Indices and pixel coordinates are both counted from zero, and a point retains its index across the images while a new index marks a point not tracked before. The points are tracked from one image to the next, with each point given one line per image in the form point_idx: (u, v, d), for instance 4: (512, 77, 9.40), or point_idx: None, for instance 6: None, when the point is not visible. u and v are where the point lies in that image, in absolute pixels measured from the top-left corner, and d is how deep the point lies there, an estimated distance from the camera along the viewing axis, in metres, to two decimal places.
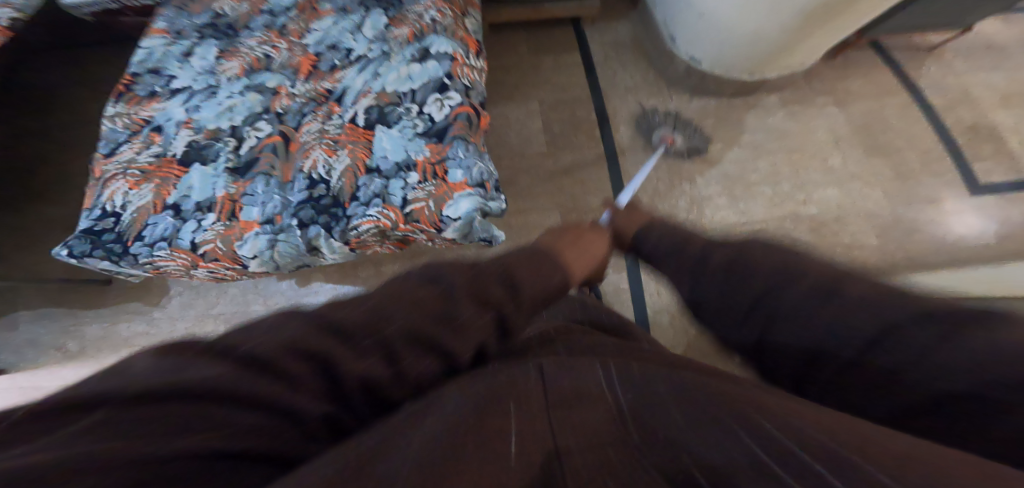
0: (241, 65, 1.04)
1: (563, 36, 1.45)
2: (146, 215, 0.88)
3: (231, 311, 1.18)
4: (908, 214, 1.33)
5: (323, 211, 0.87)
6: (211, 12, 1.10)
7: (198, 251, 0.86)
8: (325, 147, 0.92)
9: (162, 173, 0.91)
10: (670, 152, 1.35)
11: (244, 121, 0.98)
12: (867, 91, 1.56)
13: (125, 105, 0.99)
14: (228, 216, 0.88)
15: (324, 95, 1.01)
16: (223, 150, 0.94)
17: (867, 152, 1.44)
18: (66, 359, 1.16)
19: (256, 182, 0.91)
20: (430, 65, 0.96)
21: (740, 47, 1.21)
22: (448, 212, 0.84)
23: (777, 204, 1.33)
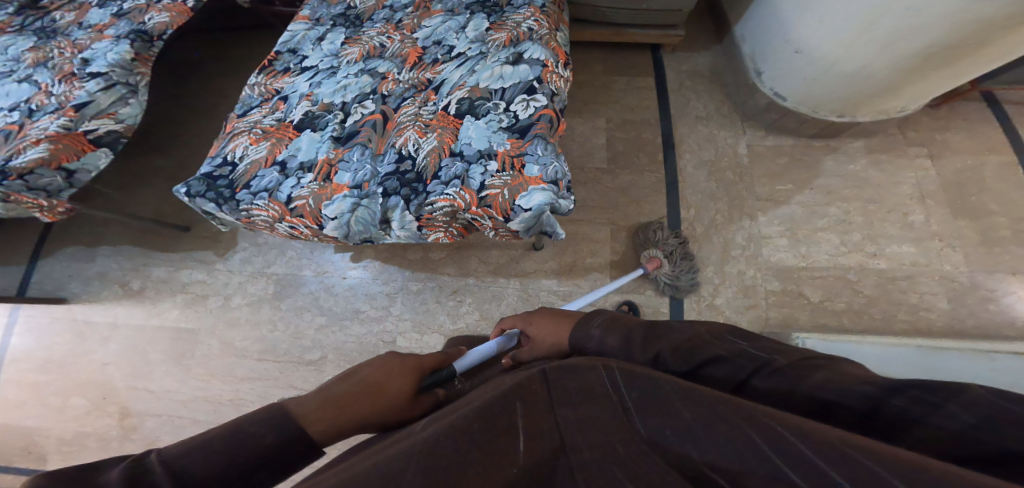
0: (360, 51, 1.16)
1: (642, 59, 1.48)
2: (257, 168, 1.01)
3: (283, 273, 1.29)
4: (992, 284, 1.23)
5: (406, 184, 0.97)
6: (345, 5, 1.25)
7: (292, 204, 0.98)
8: (418, 128, 1.02)
9: (279, 134, 1.06)
10: (734, 185, 1.33)
11: (354, 99, 1.09)
12: (967, 146, 1.45)
13: (263, 77, 1.16)
14: (324, 178, 1.00)
15: (424, 83, 1.10)
16: (331, 121, 1.07)
17: (955, 212, 1.34)
18: (129, 294, 1.31)
19: (354, 151, 1.03)
20: (522, 69, 1.04)
21: (834, 85, 1.18)
22: (521, 202, 0.90)
23: (842, 253, 1.27)
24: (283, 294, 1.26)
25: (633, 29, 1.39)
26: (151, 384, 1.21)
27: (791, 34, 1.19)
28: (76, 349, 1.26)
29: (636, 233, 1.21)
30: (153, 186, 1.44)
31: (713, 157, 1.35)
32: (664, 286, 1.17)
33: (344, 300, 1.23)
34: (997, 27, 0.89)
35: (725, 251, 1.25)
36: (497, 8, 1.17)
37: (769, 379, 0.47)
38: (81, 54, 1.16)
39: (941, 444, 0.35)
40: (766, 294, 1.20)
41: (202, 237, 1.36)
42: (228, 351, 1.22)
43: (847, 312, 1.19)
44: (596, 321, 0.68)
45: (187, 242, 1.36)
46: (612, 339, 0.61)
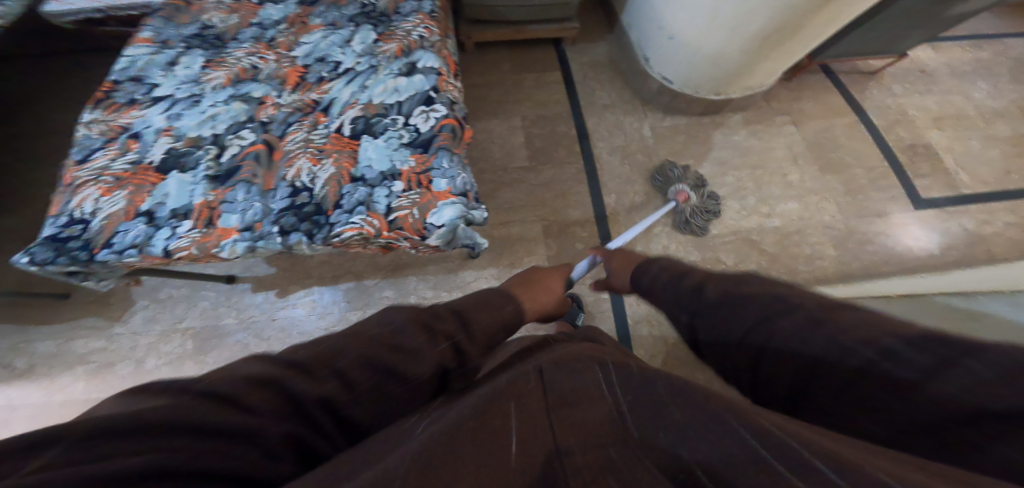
0: (227, 75, 1.01)
1: (543, 55, 1.50)
2: (116, 223, 0.82)
3: (201, 326, 1.10)
4: (858, 226, 1.45)
5: (306, 218, 0.85)
6: (200, 23, 1.08)
7: (172, 258, 0.81)
8: (310, 155, 0.91)
9: (137, 179, 0.86)
10: (648, 166, 1.39)
11: (227, 130, 0.94)
12: (820, 111, 1.69)
13: (102, 112, 0.94)
14: (206, 223, 0.83)
15: (311, 105, 0.99)
16: (202, 158, 0.90)
17: (822, 169, 1.56)
18: (13, 378, 1.05)
19: (237, 189, 0.87)
20: (417, 79, 0.99)
21: (703, 66, 1.29)
22: (431, 220, 0.86)
23: (744, 217, 1.41)
24: (205, 348, 1.08)
25: (530, 25, 1.40)
26: None
27: (662, 23, 1.28)
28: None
29: (658, 172, 1.32)
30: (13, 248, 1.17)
31: (625, 143, 1.41)
32: (694, 212, 1.28)
33: (281, 342, 1.08)
34: (811, 13, 1.01)
35: (648, 230, 1.32)
36: (383, 17, 1.10)
37: (794, 319, 0.49)
38: None
39: (942, 399, 0.35)
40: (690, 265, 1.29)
41: (88, 302, 1.12)
42: None
43: (757, 269, 1.32)
44: (655, 265, 0.76)
45: (73, 307, 1.12)
46: (670, 276, 0.71)
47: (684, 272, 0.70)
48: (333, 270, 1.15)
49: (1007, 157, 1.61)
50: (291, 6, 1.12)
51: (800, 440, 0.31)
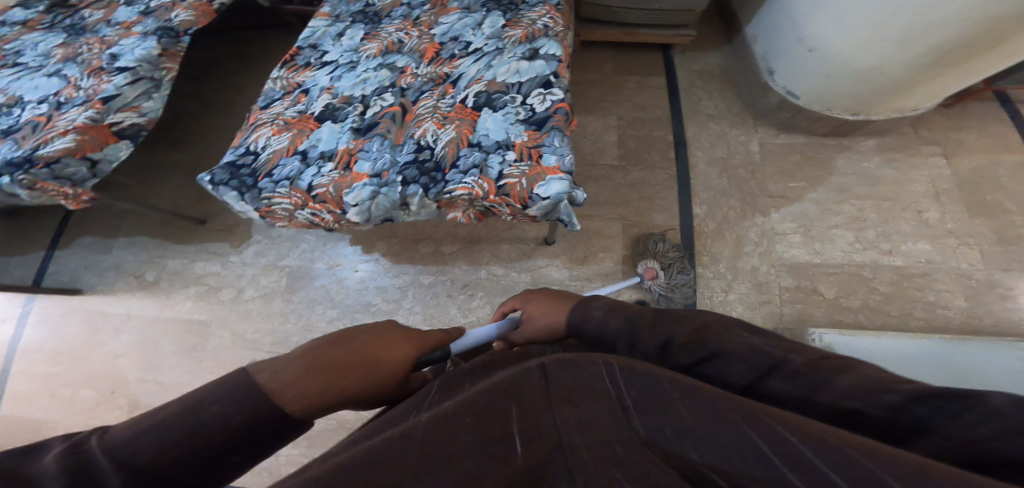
0: (379, 47, 1.26)
1: (652, 59, 1.50)
2: (279, 157, 1.08)
3: (295, 266, 1.32)
4: (1009, 282, 1.21)
5: (425, 173, 1.05)
6: (364, 2, 1.34)
7: (313, 192, 1.04)
8: (435, 120, 1.11)
9: (299, 126, 1.13)
10: (745, 182, 1.32)
11: (373, 91, 1.18)
12: (981, 145, 1.44)
13: (286, 71, 1.23)
14: (344, 167, 1.07)
15: (442, 77, 1.18)
16: (351, 113, 1.15)
17: (970, 210, 1.33)
18: (144, 286, 1.34)
19: (373, 141, 1.10)
20: (539, 63, 1.13)
21: (850, 82, 1.18)
22: (539, 191, 0.98)
23: (856, 250, 1.26)
24: (295, 286, 1.29)
25: (645, 29, 1.40)
26: (159, 379, 1.23)
27: (805, 34, 1.20)
28: (86, 343, 1.29)
29: (635, 242, 1.20)
30: (170, 181, 1.48)
31: (724, 155, 1.35)
32: (659, 297, 1.14)
33: (356, 293, 1.25)
34: (1012, 26, 0.90)
35: (737, 247, 1.25)
36: (512, 6, 1.26)
37: (790, 384, 0.42)
38: (109, 50, 1.21)
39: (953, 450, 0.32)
40: (779, 291, 1.20)
41: (218, 230, 1.39)
42: (240, 343, 1.25)
43: (862, 309, 1.18)
44: (595, 304, 0.65)
45: (202, 235, 1.39)
46: (616, 322, 0.59)
47: (634, 316, 0.59)
48: (418, 235, 1.28)
49: None
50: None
51: (821, 446, 0.30)
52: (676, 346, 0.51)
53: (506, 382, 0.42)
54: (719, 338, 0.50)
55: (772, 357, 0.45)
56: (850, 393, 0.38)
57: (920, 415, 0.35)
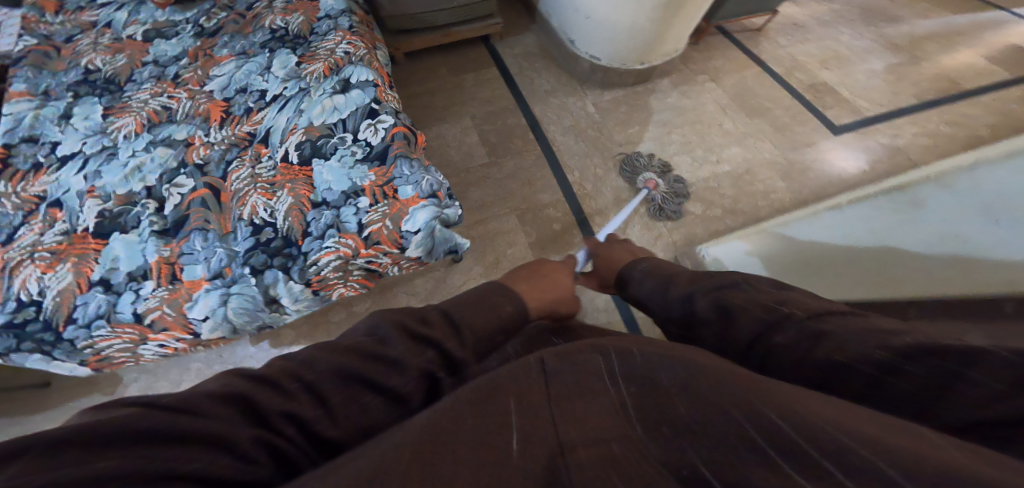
0: (137, 120, 0.89)
1: (476, 53, 1.51)
2: (71, 297, 0.71)
3: (201, 387, 1.01)
4: (795, 157, 1.57)
5: (276, 253, 0.79)
6: (82, 68, 0.94)
7: (146, 321, 0.71)
8: (262, 190, 0.83)
9: (76, 250, 0.75)
10: (599, 140, 1.42)
11: (160, 180, 0.83)
12: (730, 66, 1.81)
13: (6, 182, 0.80)
14: (170, 280, 0.75)
15: (246, 139, 0.91)
16: (143, 214, 0.80)
17: (750, 114, 1.68)
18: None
19: (193, 238, 0.78)
20: (355, 94, 0.94)
21: (620, 40, 1.35)
22: (407, 226, 0.82)
23: (697, 168, 1.48)
24: None
25: (456, 27, 1.40)
26: None
27: (576, 5, 1.34)
28: None
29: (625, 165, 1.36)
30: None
31: (574, 122, 1.44)
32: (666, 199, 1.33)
33: None
34: None
35: (619, 198, 1.33)
36: (300, 40, 1.04)
37: (790, 334, 0.46)
38: None
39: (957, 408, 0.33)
40: (664, 221, 1.34)
41: (73, 383, 1.00)
42: None
43: (724, 213, 1.39)
44: (639, 267, 0.72)
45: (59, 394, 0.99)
46: (656, 284, 0.66)
47: (671, 275, 0.65)
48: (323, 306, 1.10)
49: (890, 82, 1.81)
50: (188, 41, 1.02)
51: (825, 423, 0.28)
52: (702, 298, 0.57)
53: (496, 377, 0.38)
54: (741, 296, 0.54)
55: (776, 312, 0.49)
56: (841, 355, 0.41)
57: (903, 369, 0.37)
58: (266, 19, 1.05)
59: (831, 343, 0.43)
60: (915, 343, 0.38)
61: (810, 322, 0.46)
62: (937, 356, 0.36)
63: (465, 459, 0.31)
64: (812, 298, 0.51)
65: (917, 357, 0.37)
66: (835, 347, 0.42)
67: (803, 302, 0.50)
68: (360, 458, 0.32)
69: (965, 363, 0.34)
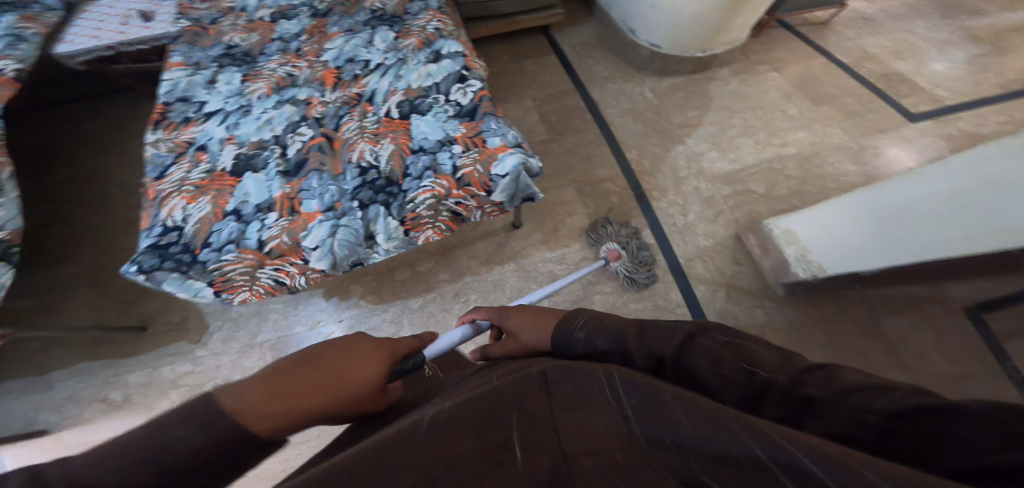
0: (267, 85, 1.15)
1: (538, 43, 1.60)
2: (209, 223, 0.94)
3: (275, 339, 1.11)
4: (868, 143, 1.49)
5: (380, 190, 1.00)
6: (224, 45, 1.21)
7: (266, 248, 0.93)
8: (369, 139, 1.05)
9: (216, 185, 0.99)
10: (656, 122, 1.44)
11: (285, 130, 1.08)
12: (793, 58, 1.72)
13: (163, 132, 1.06)
14: (289, 212, 0.97)
15: (355, 98, 1.14)
16: (270, 157, 1.04)
17: (818, 99, 1.60)
18: (115, 408, 1.02)
19: (310, 178, 1.02)
20: (446, 63, 1.13)
21: (684, 29, 1.36)
22: (496, 171, 0.98)
23: (761, 149, 1.43)
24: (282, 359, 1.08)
25: (520, 17, 1.49)
26: None
27: None
28: None
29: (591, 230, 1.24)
30: (83, 293, 1.16)
31: (632, 105, 1.46)
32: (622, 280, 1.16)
33: None
34: None
35: (676, 176, 1.34)
36: (396, 19, 1.26)
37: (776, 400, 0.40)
38: None
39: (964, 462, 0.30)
40: (723, 199, 1.33)
41: (165, 330, 1.12)
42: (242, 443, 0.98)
43: (789, 194, 1.35)
44: (579, 323, 0.61)
45: (153, 339, 1.10)
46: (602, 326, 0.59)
47: (620, 329, 0.55)
48: (390, 264, 1.20)
49: (973, 72, 1.70)
50: (305, 21, 1.28)
51: (808, 448, 0.30)
52: (669, 364, 0.48)
53: (509, 391, 0.43)
54: (701, 356, 0.47)
55: (756, 380, 0.43)
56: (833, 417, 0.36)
57: (902, 428, 0.33)
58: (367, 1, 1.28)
59: (820, 413, 0.37)
60: (911, 404, 0.34)
61: (794, 387, 0.41)
62: (926, 414, 0.33)
63: (477, 458, 0.36)
64: (780, 355, 0.47)
65: (912, 415, 0.34)
66: (850, 403, 0.37)
67: (769, 361, 0.45)
68: (395, 437, 0.38)
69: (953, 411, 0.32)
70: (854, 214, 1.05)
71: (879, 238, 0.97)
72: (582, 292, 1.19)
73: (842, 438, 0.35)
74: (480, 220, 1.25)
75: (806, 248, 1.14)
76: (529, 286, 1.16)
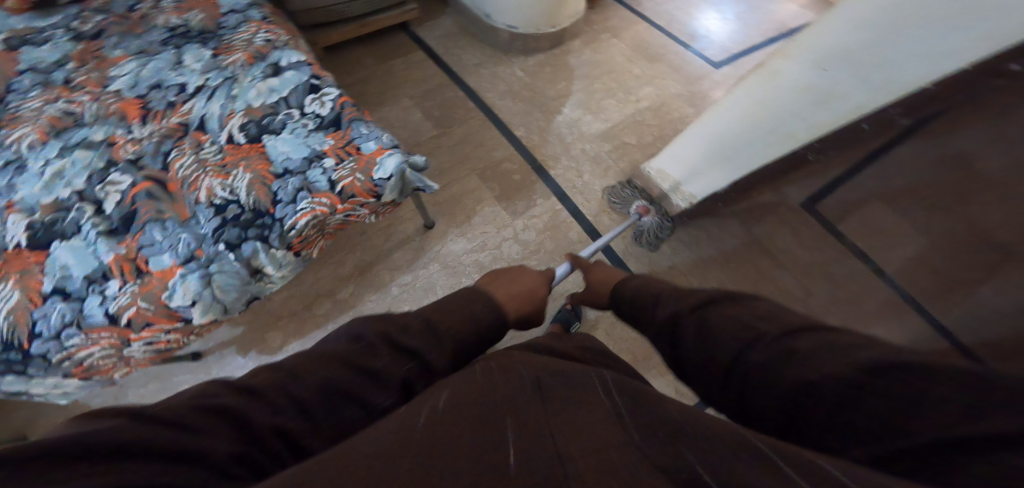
0: (38, 130, 0.92)
1: (394, 37, 1.55)
2: (26, 313, 0.74)
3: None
4: (702, 89, 1.73)
5: (248, 225, 0.86)
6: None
7: (122, 320, 0.75)
8: (214, 173, 0.90)
9: (17, 265, 0.78)
10: (532, 97, 1.49)
11: (88, 182, 0.87)
12: (627, 23, 1.92)
13: None
14: (136, 274, 0.79)
15: (177, 128, 0.96)
16: (80, 218, 0.83)
17: (657, 58, 1.79)
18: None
19: (148, 230, 0.83)
20: (289, 75, 1.02)
21: (533, 7, 1.43)
22: (378, 175, 0.91)
23: (625, 107, 1.57)
24: None
25: (374, 18, 1.43)
26: None
27: None
28: None
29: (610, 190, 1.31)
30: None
31: (504, 85, 1.50)
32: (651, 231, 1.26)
33: None
34: None
35: (564, 143, 1.42)
36: (209, 35, 1.09)
37: (764, 354, 0.51)
38: None
39: (937, 414, 0.39)
40: (609, 155, 1.44)
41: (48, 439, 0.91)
42: None
43: (658, 140, 1.51)
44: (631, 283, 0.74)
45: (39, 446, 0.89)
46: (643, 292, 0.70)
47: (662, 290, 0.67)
48: (303, 300, 1.07)
49: (757, 17, 2.05)
50: (67, 45, 1.05)
51: (828, 464, 0.35)
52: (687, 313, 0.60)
53: (507, 392, 0.43)
54: (722, 316, 0.57)
55: (754, 333, 0.53)
56: (817, 369, 0.46)
57: (877, 385, 0.42)
58: (160, 18, 1.10)
59: (813, 362, 0.47)
60: (879, 361, 0.43)
61: (785, 342, 0.50)
62: (902, 375, 0.42)
63: (480, 464, 0.35)
64: (782, 311, 0.56)
65: (883, 372, 0.42)
66: (842, 358, 0.45)
67: (777, 317, 0.55)
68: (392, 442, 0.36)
69: (928, 372, 0.41)
70: (721, 150, 1.10)
71: (714, 162, 1.15)
72: (513, 270, 1.16)
73: (812, 385, 0.45)
74: (390, 228, 1.17)
75: (680, 185, 1.28)
76: (460, 281, 1.12)
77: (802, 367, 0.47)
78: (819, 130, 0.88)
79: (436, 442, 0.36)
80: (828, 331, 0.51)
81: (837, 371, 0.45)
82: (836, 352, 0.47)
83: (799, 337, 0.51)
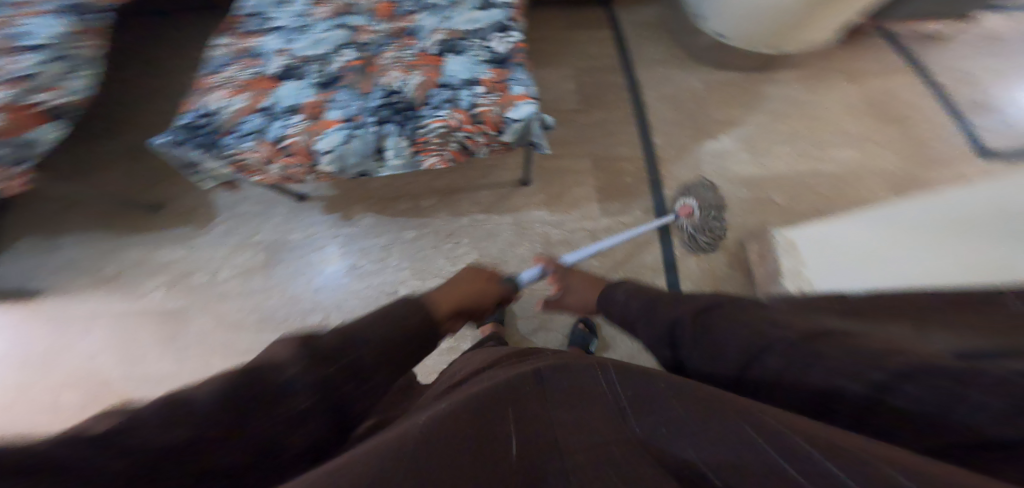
0: (330, 10, 1.34)
1: (597, 15, 1.62)
2: (238, 115, 1.15)
3: (269, 239, 1.35)
4: (928, 175, 1.34)
5: (398, 111, 1.14)
6: None
7: (283, 144, 1.12)
8: (402, 68, 1.20)
9: (259, 85, 1.19)
10: (694, 113, 1.42)
11: (332, 50, 1.26)
12: (881, 71, 1.56)
13: (233, 39, 1.29)
14: (314, 116, 1.15)
15: (402, 31, 1.29)
16: (311, 70, 1.22)
17: (891, 120, 1.44)
18: (104, 281, 1.31)
19: (339, 92, 1.19)
20: (495, 12, 1.26)
21: (751, 27, 1.33)
22: (511, 115, 1.10)
23: (799, 161, 1.36)
24: (273, 260, 1.32)
25: None
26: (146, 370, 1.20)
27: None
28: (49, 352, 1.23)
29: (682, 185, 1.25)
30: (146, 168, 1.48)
31: (673, 92, 1.46)
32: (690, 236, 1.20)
33: (342, 258, 1.31)
34: None
35: (697, 169, 1.34)
36: None
37: (778, 358, 0.49)
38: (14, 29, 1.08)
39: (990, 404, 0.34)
40: (739, 202, 1.31)
41: (179, 214, 1.41)
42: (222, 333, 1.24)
43: (812, 211, 1.28)
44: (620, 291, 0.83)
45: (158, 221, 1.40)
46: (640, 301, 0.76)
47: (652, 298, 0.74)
48: (403, 196, 1.37)
49: None
50: None
51: (775, 428, 0.34)
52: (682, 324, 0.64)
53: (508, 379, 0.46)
54: (724, 318, 0.60)
55: (763, 337, 0.53)
56: (832, 380, 0.44)
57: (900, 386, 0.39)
58: None
59: (835, 364, 0.45)
60: (908, 362, 0.40)
61: (805, 344, 0.48)
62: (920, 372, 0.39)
63: (482, 437, 0.38)
64: (795, 317, 0.55)
65: (918, 378, 0.38)
66: (854, 355, 0.44)
67: (800, 321, 0.54)
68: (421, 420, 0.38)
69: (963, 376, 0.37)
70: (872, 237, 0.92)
71: (854, 258, 0.93)
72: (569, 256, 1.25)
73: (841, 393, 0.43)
74: (492, 171, 1.37)
75: (801, 260, 1.07)
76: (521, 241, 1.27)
77: (833, 379, 0.44)
78: (991, 266, 0.64)
79: (466, 410, 0.40)
80: (850, 334, 0.48)
81: (862, 374, 0.42)
82: (854, 360, 0.44)
83: (830, 337, 0.48)
